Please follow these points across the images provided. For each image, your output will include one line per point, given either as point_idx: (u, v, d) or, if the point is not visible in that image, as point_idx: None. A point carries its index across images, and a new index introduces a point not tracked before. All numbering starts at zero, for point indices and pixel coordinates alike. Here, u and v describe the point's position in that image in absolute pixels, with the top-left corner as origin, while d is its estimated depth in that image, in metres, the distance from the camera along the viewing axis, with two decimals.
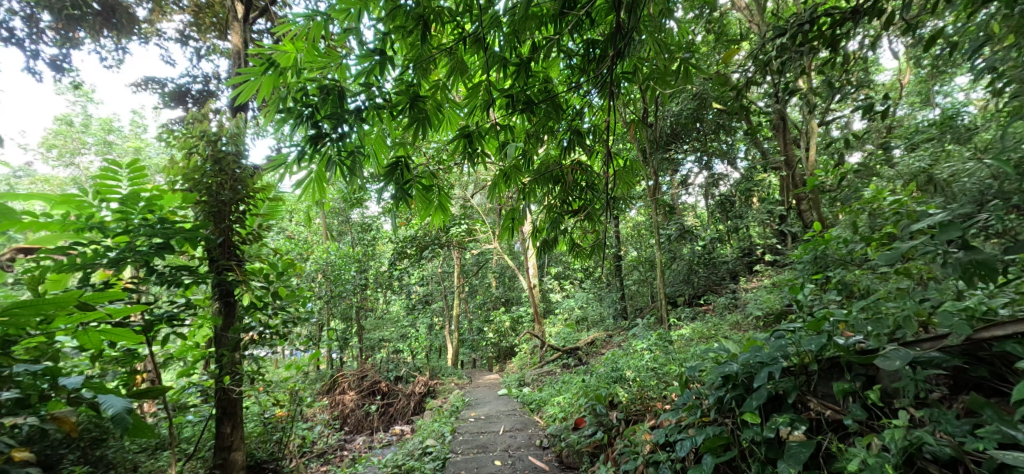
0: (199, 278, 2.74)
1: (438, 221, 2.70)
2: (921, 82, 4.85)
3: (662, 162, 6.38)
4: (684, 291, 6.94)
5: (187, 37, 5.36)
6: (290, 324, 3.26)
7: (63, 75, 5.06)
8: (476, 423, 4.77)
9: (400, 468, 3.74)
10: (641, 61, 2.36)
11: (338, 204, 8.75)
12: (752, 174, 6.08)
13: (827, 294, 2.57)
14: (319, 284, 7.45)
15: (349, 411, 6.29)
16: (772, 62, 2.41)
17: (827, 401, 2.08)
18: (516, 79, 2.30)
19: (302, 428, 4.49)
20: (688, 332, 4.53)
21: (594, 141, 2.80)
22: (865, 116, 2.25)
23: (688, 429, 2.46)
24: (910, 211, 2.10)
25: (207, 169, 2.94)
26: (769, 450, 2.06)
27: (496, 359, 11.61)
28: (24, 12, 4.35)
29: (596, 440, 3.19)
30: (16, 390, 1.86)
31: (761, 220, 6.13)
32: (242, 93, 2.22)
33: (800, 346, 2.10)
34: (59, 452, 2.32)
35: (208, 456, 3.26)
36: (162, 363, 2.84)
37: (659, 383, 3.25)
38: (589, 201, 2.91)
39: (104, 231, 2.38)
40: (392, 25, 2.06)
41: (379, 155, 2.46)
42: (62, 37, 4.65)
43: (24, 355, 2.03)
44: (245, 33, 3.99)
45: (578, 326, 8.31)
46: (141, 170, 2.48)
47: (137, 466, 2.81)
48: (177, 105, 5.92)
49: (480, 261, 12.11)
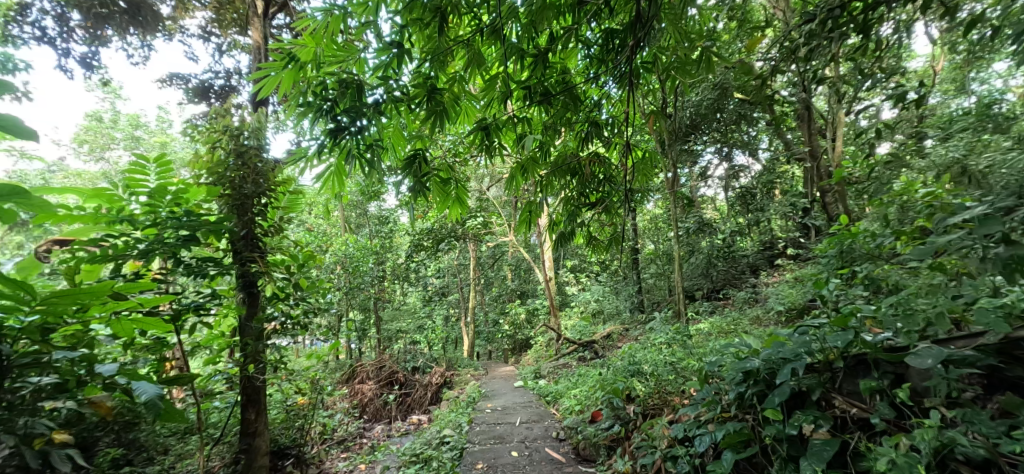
0: (224, 269, 2.80)
1: (455, 214, 2.71)
2: (956, 69, 4.69)
3: (681, 154, 6.27)
4: (702, 285, 6.74)
5: (209, 34, 5.41)
6: (310, 314, 3.33)
7: (94, 73, 5.17)
8: (492, 414, 4.78)
9: (418, 457, 3.91)
10: (661, 50, 2.34)
11: (356, 196, 8.90)
12: (774, 166, 6.11)
13: (853, 290, 2.52)
14: (338, 276, 7.57)
15: (367, 400, 6.43)
16: (800, 50, 2.32)
17: (853, 399, 2.02)
18: (534, 70, 2.28)
19: (323, 416, 4.63)
20: (707, 327, 4.49)
21: (613, 132, 2.79)
22: (897, 106, 2.18)
23: (708, 425, 2.42)
24: (945, 204, 2.03)
25: (230, 162, 2.97)
26: (791, 448, 2.02)
27: (513, 351, 11.66)
28: (55, 10, 4.47)
29: (613, 433, 3.18)
30: (55, 376, 1.93)
31: (784, 212, 6.07)
32: (263, 87, 2.26)
33: (825, 342, 2.04)
34: (95, 435, 2.43)
35: (233, 441, 3.34)
36: (189, 351, 2.94)
37: (677, 378, 3.22)
38: (606, 194, 2.91)
39: (132, 224, 2.44)
40: (409, 17, 2.07)
41: (398, 148, 2.48)
42: (91, 35, 4.75)
43: (63, 342, 2.09)
44: (266, 28, 4.03)
45: (594, 319, 8.33)
46: (167, 164, 2.55)
47: (166, 450, 2.91)
48: (201, 101, 6.01)
49: (496, 254, 12.12)
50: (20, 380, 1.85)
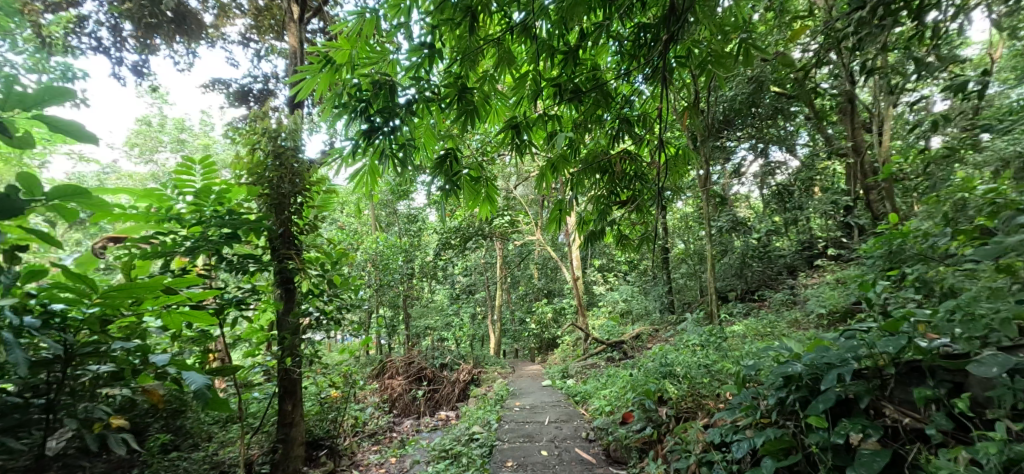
0: (262, 266, 2.88)
1: (485, 212, 2.72)
2: (1017, 58, 4.39)
3: (714, 150, 6.11)
4: (735, 286, 6.53)
5: (249, 40, 5.59)
6: (344, 310, 3.39)
7: (144, 79, 5.42)
8: (520, 412, 4.78)
9: (447, 452, 3.94)
10: (696, 43, 2.27)
11: (386, 195, 9.04)
12: (814, 162, 5.82)
13: (904, 293, 2.39)
14: (369, 273, 7.70)
15: (397, 395, 6.52)
16: (849, 40, 2.21)
17: (905, 408, 1.92)
18: (564, 68, 2.26)
19: (355, 409, 4.73)
20: (742, 329, 4.35)
21: (644, 129, 2.73)
22: (956, 99, 2.05)
23: (746, 430, 2.35)
24: (1010, 201, 1.90)
25: (269, 163, 3.05)
26: (837, 457, 1.93)
27: (539, 349, 11.64)
28: (110, 22, 4.71)
29: (645, 435, 3.12)
30: (112, 365, 1.99)
31: (825, 211, 5.74)
32: (300, 90, 2.30)
33: (875, 347, 1.95)
34: (147, 421, 2.53)
35: (271, 431, 3.44)
36: (231, 343, 3.07)
37: (712, 381, 3.14)
38: (637, 192, 2.86)
39: (179, 222, 2.54)
40: (440, 18, 2.08)
41: (429, 147, 2.50)
42: (142, 44, 4.98)
43: (117, 333, 2.14)
44: (302, 33, 4.12)
45: (622, 320, 8.25)
46: (210, 165, 2.64)
47: (210, 437, 3.03)
48: (241, 104, 6.21)
49: (523, 252, 12.12)
50: (81, 368, 1.93)
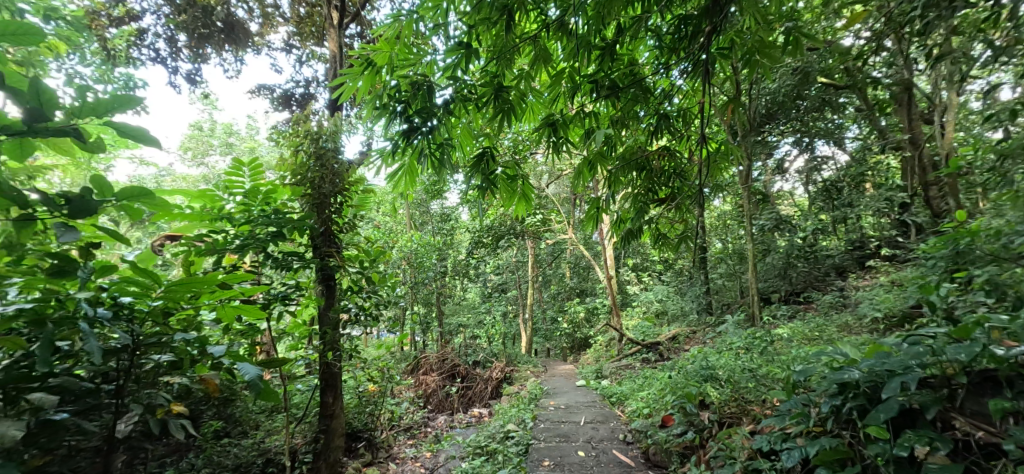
0: (306, 263, 2.97)
1: (521, 210, 2.70)
2: None
3: (756, 146, 5.89)
4: (779, 287, 6.11)
5: (291, 46, 5.76)
6: (382, 307, 3.44)
7: (196, 87, 5.68)
8: (554, 412, 4.74)
9: (482, 449, 3.96)
10: (740, 34, 2.19)
11: (421, 195, 9.17)
12: (865, 157, 5.52)
13: (973, 296, 2.23)
14: (404, 271, 7.83)
15: (431, 391, 6.60)
16: (913, 25, 2.07)
17: (978, 420, 1.79)
18: (601, 64, 2.22)
19: (391, 404, 4.81)
20: (787, 332, 4.17)
21: (684, 125, 2.66)
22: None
23: (796, 438, 2.25)
24: None
25: (311, 164, 3.14)
26: (899, 469, 1.82)
27: (572, 349, 11.54)
28: (166, 33, 4.95)
29: (686, 440, 3.04)
30: (172, 355, 2.06)
31: (878, 208, 5.52)
32: (341, 93, 2.35)
33: (943, 355, 1.83)
34: (201, 408, 2.62)
35: (313, 422, 3.54)
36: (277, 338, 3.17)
37: (758, 386, 3.02)
38: (677, 190, 2.77)
39: (229, 221, 2.64)
40: (477, 18, 2.08)
41: (465, 146, 2.51)
42: (194, 54, 5.21)
43: (176, 325, 2.21)
44: (341, 38, 4.22)
45: (657, 320, 8.08)
46: (258, 166, 2.73)
47: (257, 426, 3.15)
48: (285, 109, 6.42)
49: (555, 252, 12.06)
50: (144, 357, 2.00)
